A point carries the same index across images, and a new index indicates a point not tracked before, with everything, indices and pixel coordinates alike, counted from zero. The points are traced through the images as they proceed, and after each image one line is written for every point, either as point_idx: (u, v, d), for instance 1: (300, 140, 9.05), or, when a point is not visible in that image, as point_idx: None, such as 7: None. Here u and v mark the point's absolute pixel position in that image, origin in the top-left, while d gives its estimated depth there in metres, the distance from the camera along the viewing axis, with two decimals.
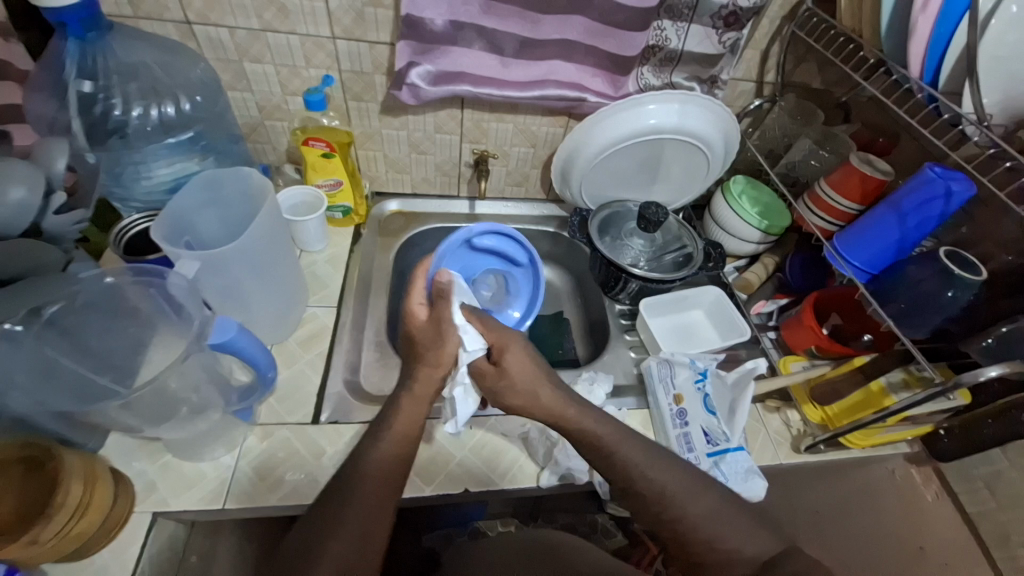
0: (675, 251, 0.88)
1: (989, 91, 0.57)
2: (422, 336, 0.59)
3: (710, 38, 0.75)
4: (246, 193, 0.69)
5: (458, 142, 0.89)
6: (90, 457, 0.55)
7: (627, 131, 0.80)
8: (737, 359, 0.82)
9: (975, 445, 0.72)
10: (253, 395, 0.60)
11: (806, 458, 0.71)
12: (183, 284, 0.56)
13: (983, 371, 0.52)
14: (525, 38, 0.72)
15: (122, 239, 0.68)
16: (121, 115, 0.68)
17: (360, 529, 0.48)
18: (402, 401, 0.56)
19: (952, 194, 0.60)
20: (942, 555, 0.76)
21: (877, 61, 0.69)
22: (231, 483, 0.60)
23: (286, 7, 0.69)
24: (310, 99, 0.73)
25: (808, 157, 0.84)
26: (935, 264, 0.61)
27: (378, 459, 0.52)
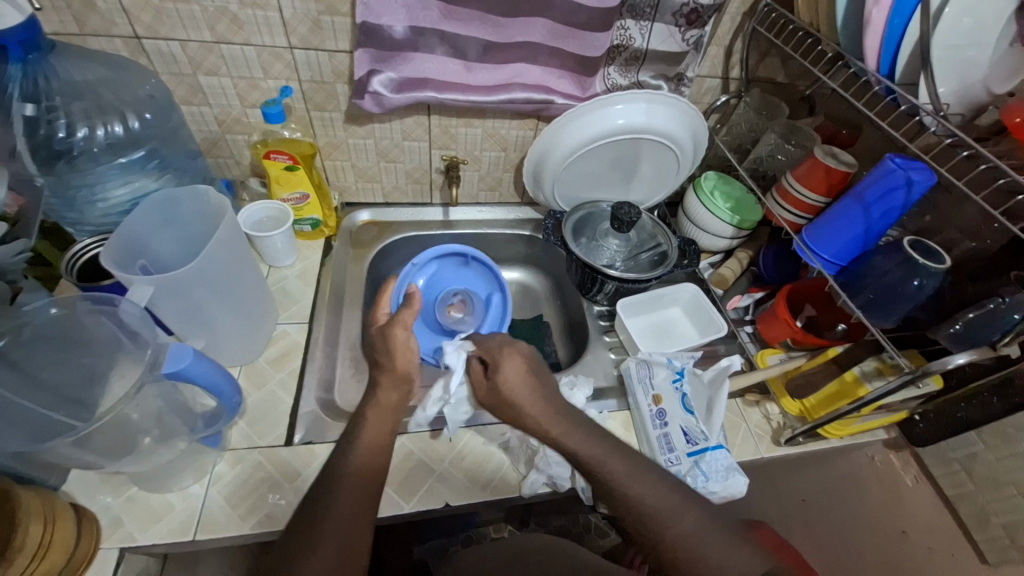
0: (650, 250, 0.87)
1: (944, 81, 0.58)
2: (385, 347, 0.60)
3: (673, 36, 0.75)
4: (204, 212, 0.67)
5: (428, 149, 0.88)
6: (49, 496, 0.52)
7: (593, 133, 0.80)
8: (715, 355, 0.82)
9: (951, 430, 0.73)
10: (218, 421, 0.58)
11: (785, 450, 0.72)
12: (136, 312, 0.54)
13: (952, 359, 0.53)
14: (488, 41, 0.72)
15: (75, 265, 0.65)
16: (67, 137, 0.65)
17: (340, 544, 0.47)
18: (385, 414, 0.57)
19: (913, 183, 0.60)
20: (925, 538, 0.75)
21: (835, 55, 0.70)
22: (201, 513, 0.58)
23: (238, 17, 0.67)
24: (268, 112, 0.71)
25: (774, 151, 0.84)
26: (900, 253, 0.62)
27: (354, 464, 0.53)
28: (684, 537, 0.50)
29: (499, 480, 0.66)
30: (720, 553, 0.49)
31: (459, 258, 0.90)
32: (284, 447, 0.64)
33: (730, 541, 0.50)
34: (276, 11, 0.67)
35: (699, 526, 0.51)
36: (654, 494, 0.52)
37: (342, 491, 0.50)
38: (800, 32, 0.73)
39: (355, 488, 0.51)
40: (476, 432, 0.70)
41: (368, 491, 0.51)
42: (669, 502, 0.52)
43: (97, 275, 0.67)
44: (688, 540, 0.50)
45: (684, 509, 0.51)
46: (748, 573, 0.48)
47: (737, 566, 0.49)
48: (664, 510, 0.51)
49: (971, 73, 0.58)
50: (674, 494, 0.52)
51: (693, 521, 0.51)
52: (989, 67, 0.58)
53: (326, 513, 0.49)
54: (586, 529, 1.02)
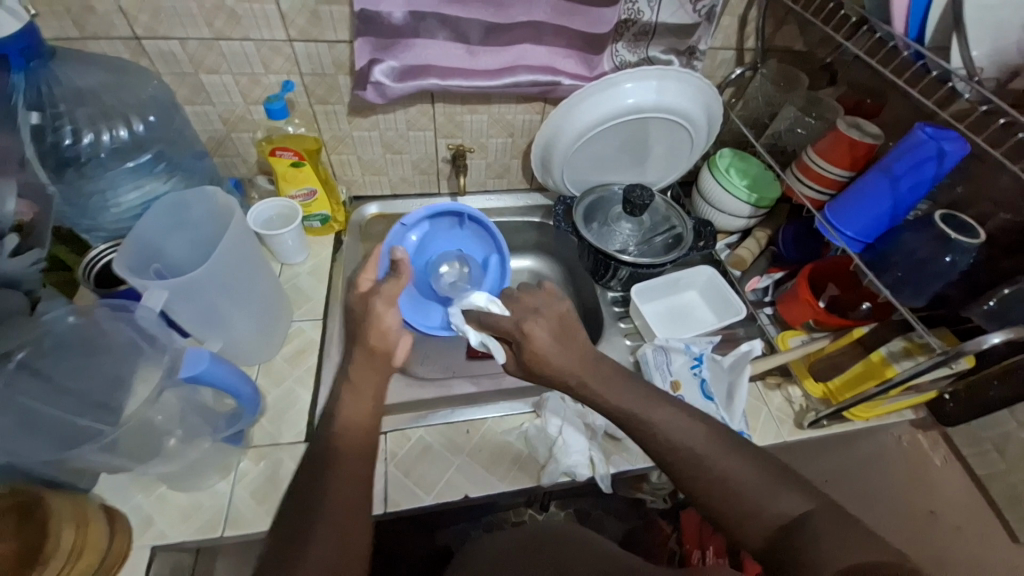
0: (664, 232, 0.85)
1: (979, 43, 0.54)
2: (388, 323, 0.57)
3: (683, 8, 0.72)
4: (211, 214, 0.67)
5: (434, 138, 0.86)
6: (81, 500, 0.54)
7: (603, 114, 0.77)
8: (734, 339, 0.81)
9: (984, 408, 0.69)
10: (239, 420, 0.59)
11: (809, 434, 0.70)
12: (153, 317, 0.54)
13: (987, 338, 0.50)
14: (491, 23, 0.69)
15: (91, 272, 0.67)
16: (74, 144, 0.65)
17: (340, 528, 0.45)
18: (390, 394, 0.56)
19: (944, 154, 0.57)
20: (955, 518, 0.75)
21: (859, 19, 0.65)
22: (227, 510, 0.59)
23: (236, 12, 0.66)
24: (271, 108, 0.70)
25: (793, 125, 0.80)
26: (931, 230, 0.59)
27: (351, 474, 0.49)
28: (723, 475, 0.47)
29: (518, 469, 0.66)
30: (761, 490, 0.46)
31: (456, 219, 0.85)
32: (305, 443, 0.65)
33: (776, 477, 0.47)
34: (273, 4, 0.65)
35: (736, 466, 0.48)
36: (690, 440, 0.50)
37: (329, 476, 0.48)
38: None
39: (341, 481, 0.48)
40: (493, 424, 0.70)
41: (362, 477, 0.49)
42: (708, 444, 0.49)
43: (111, 282, 0.68)
44: (727, 479, 0.47)
45: (717, 447, 0.49)
46: (789, 511, 0.45)
47: (780, 504, 0.45)
48: (704, 451, 0.49)
49: (1009, 33, 0.54)
50: (719, 441, 0.50)
51: (730, 464, 0.48)
52: None
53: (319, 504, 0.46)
54: (606, 511, 1.03)
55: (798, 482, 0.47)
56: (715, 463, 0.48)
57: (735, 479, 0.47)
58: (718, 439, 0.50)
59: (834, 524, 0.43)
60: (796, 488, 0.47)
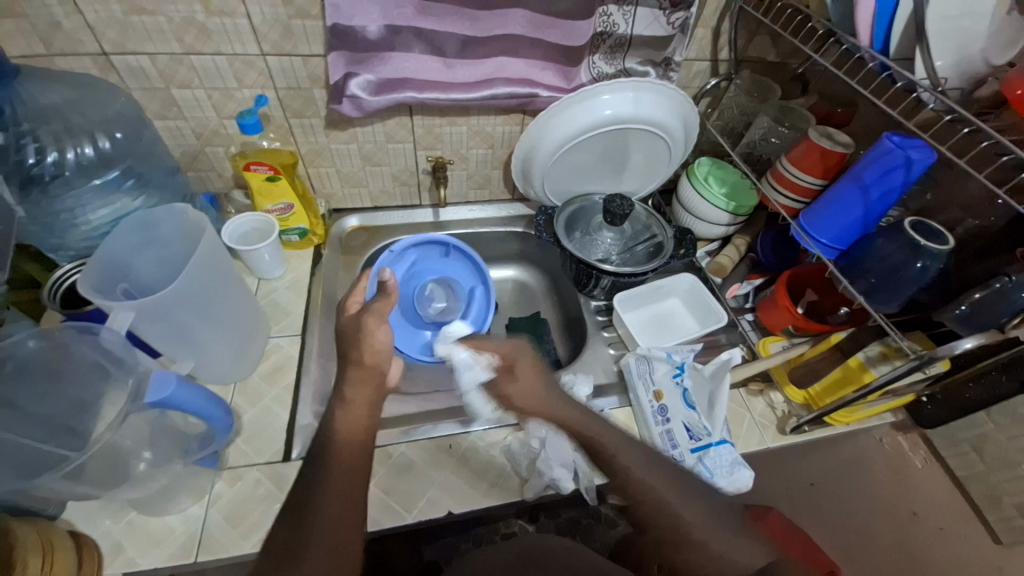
0: (645, 241, 0.86)
1: (941, 53, 0.55)
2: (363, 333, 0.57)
3: (658, 20, 0.72)
4: (183, 231, 0.65)
5: (413, 151, 0.86)
6: (45, 527, 0.52)
7: (581, 125, 0.77)
8: (716, 345, 0.81)
9: (960, 409, 0.72)
10: (212, 442, 0.57)
11: (792, 439, 0.71)
12: (117, 339, 0.53)
13: (959, 344, 0.51)
14: (466, 36, 0.69)
15: (57, 292, 0.65)
16: (38, 162, 0.64)
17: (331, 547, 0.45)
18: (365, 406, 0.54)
19: (912, 162, 0.58)
20: (936, 519, 0.75)
21: (826, 31, 0.67)
22: (201, 535, 0.57)
23: (207, 28, 0.65)
24: (244, 123, 0.69)
25: (768, 135, 0.81)
26: (902, 236, 0.60)
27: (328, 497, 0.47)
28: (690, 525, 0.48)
29: (502, 483, 0.65)
30: (726, 536, 0.47)
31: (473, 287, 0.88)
32: (282, 462, 0.63)
33: (735, 527, 0.48)
34: (244, 18, 0.65)
35: (699, 516, 0.48)
36: (657, 485, 0.51)
37: (302, 493, 0.47)
38: (789, 8, 0.70)
39: (337, 493, 0.48)
40: (476, 438, 0.70)
41: (357, 487, 0.49)
42: (675, 497, 0.50)
43: (78, 301, 0.66)
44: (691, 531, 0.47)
45: (684, 498, 0.50)
46: (752, 562, 0.45)
47: (743, 553, 0.46)
48: (671, 502, 0.49)
49: (970, 43, 0.55)
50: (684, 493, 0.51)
51: (695, 510, 0.49)
52: (987, 37, 0.55)
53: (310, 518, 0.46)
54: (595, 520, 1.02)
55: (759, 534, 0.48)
56: (681, 515, 0.48)
57: (696, 528, 0.47)
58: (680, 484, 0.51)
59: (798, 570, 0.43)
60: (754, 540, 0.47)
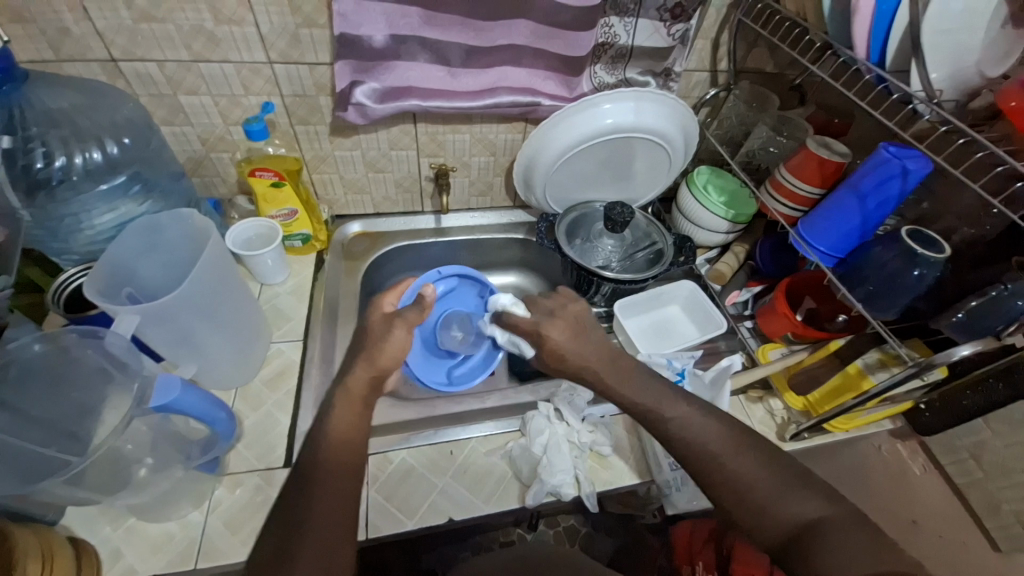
0: (645, 248, 0.87)
1: (936, 66, 0.56)
2: (366, 337, 0.57)
3: (658, 32, 0.74)
4: (188, 236, 0.66)
5: (416, 158, 0.87)
6: (45, 532, 0.51)
7: (583, 133, 0.78)
8: (716, 352, 0.82)
9: (958, 416, 0.71)
10: (214, 447, 0.57)
11: (791, 447, 0.71)
12: (122, 342, 0.53)
13: (957, 350, 0.51)
14: (471, 46, 0.70)
15: (61, 296, 0.65)
16: (45, 167, 0.64)
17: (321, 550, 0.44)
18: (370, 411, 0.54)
19: (908, 173, 0.59)
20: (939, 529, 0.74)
21: (823, 44, 0.68)
22: (201, 541, 0.57)
23: (215, 35, 0.66)
24: (250, 129, 0.70)
25: (767, 144, 0.83)
26: (899, 244, 0.61)
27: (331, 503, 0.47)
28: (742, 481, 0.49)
29: (502, 490, 0.65)
30: (777, 493, 0.48)
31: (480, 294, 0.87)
32: (283, 468, 0.63)
33: (792, 480, 0.49)
34: (253, 27, 0.66)
35: (750, 470, 0.50)
36: (705, 448, 0.52)
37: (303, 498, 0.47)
38: (787, 21, 0.73)
39: (331, 492, 0.47)
40: (477, 444, 0.70)
41: (350, 496, 0.48)
42: (730, 450, 0.51)
43: (83, 306, 0.67)
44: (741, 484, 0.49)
45: (740, 454, 0.51)
46: (804, 514, 0.47)
47: (798, 505, 0.47)
48: (723, 453, 0.51)
49: (964, 57, 0.57)
50: (732, 441, 0.52)
51: (742, 465, 0.50)
52: (982, 51, 0.57)
53: (302, 528, 0.45)
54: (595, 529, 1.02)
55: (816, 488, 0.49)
56: (735, 468, 0.50)
57: (753, 481, 0.49)
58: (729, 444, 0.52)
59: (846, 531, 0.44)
60: (813, 494, 0.48)
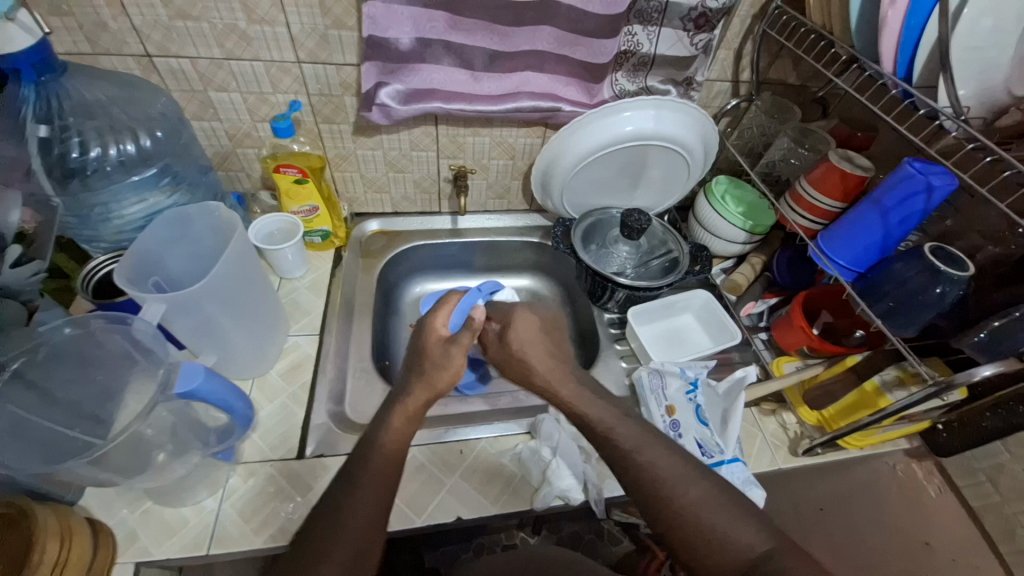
0: (661, 256, 0.86)
1: (965, 82, 0.56)
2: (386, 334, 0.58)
3: (681, 41, 0.74)
4: (213, 228, 0.68)
5: (436, 159, 0.88)
6: (65, 513, 0.53)
7: (603, 139, 0.78)
8: (730, 362, 0.81)
9: (974, 439, 0.71)
10: (231, 435, 0.59)
11: (803, 461, 0.70)
12: (150, 330, 0.54)
13: (978, 371, 0.51)
14: (495, 51, 0.71)
15: (90, 282, 0.67)
16: (80, 156, 0.66)
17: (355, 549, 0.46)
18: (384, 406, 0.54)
19: (933, 188, 0.58)
20: (949, 549, 0.73)
21: (849, 57, 0.68)
22: (214, 527, 0.58)
23: (246, 34, 0.67)
24: (277, 126, 0.72)
25: (787, 155, 0.82)
26: (921, 261, 0.60)
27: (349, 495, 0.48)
28: (695, 505, 0.48)
29: (509, 492, 0.65)
30: (729, 518, 0.47)
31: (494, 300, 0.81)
32: (296, 460, 0.64)
33: (740, 509, 0.48)
34: (284, 27, 0.67)
35: (703, 494, 0.48)
36: (666, 469, 0.50)
37: None
38: (813, 35, 0.72)
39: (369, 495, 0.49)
40: (487, 444, 0.70)
41: (385, 494, 0.49)
42: (673, 472, 0.50)
43: (110, 293, 0.69)
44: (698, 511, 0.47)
45: (689, 478, 0.49)
46: (751, 547, 0.45)
47: (744, 535, 0.46)
48: (671, 478, 0.49)
49: (994, 73, 0.56)
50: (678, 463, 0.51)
51: (701, 492, 0.48)
52: (1011, 68, 0.56)
53: (342, 526, 0.46)
54: (599, 536, 1.02)
55: (762, 518, 0.47)
56: (685, 491, 0.48)
57: (706, 509, 0.47)
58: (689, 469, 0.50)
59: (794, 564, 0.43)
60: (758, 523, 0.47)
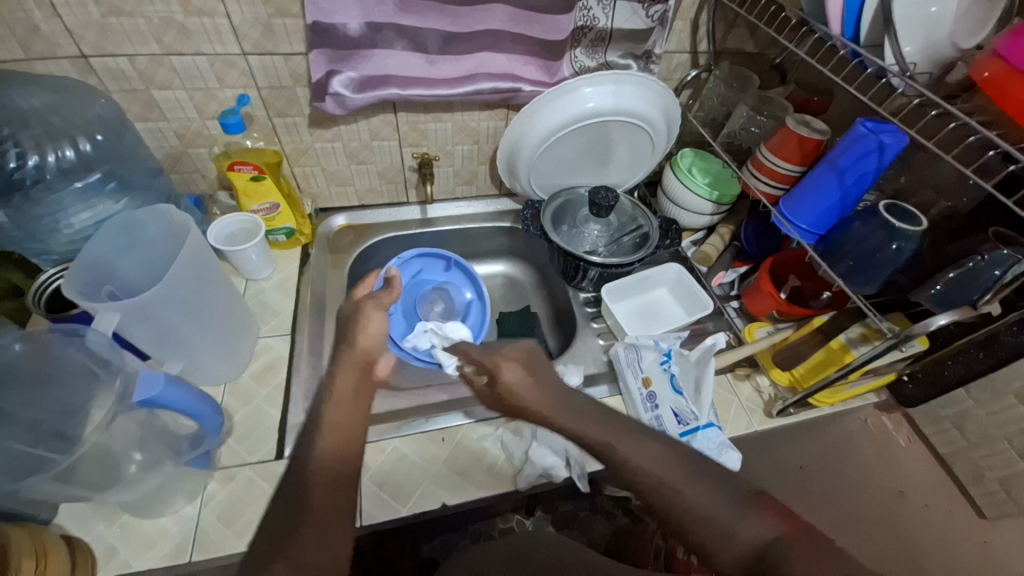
0: (631, 232, 0.87)
1: (909, 39, 0.57)
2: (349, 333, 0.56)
3: (637, 13, 0.73)
4: (167, 233, 0.65)
5: (398, 148, 0.86)
6: (38, 532, 0.51)
7: (564, 119, 0.78)
8: (704, 332, 0.83)
9: (940, 387, 0.74)
10: (204, 442, 0.58)
11: (778, 422, 0.72)
12: (104, 340, 0.53)
13: (934, 320, 0.52)
14: (448, 32, 0.70)
15: (42, 297, 0.65)
16: (17, 165, 0.63)
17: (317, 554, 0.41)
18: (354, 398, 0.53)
19: (884, 147, 0.59)
20: (923, 496, 0.75)
21: (799, 21, 0.68)
22: (196, 535, 0.57)
23: (185, 26, 0.64)
24: (226, 122, 0.69)
25: (747, 124, 0.83)
26: (876, 219, 0.61)
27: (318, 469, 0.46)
28: (690, 505, 0.46)
29: (494, 475, 0.66)
30: (730, 513, 0.45)
31: (443, 261, 0.91)
32: (275, 461, 0.64)
33: (745, 502, 0.46)
34: (224, 17, 0.64)
35: (703, 491, 0.47)
36: (656, 466, 0.49)
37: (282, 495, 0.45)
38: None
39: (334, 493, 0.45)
40: (468, 431, 0.70)
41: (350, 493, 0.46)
42: (671, 470, 0.48)
43: (65, 305, 0.66)
44: (698, 505, 0.46)
45: (682, 473, 0.48)
46: (759, 538, 0.43)
47: (749, 528, 0.44)
48: (668, 476, 0.48)
49: (937, 29, 0.57)
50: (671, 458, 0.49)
51: (695, 492, 0.47)
52: (953, 22, 0.57)
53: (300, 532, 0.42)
54: (591, 513, 1.03)
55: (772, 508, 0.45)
56: (683, 490, 0.47)
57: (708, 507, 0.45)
58: (685, 466, 0.49)
59: (803, 553, 0.41)
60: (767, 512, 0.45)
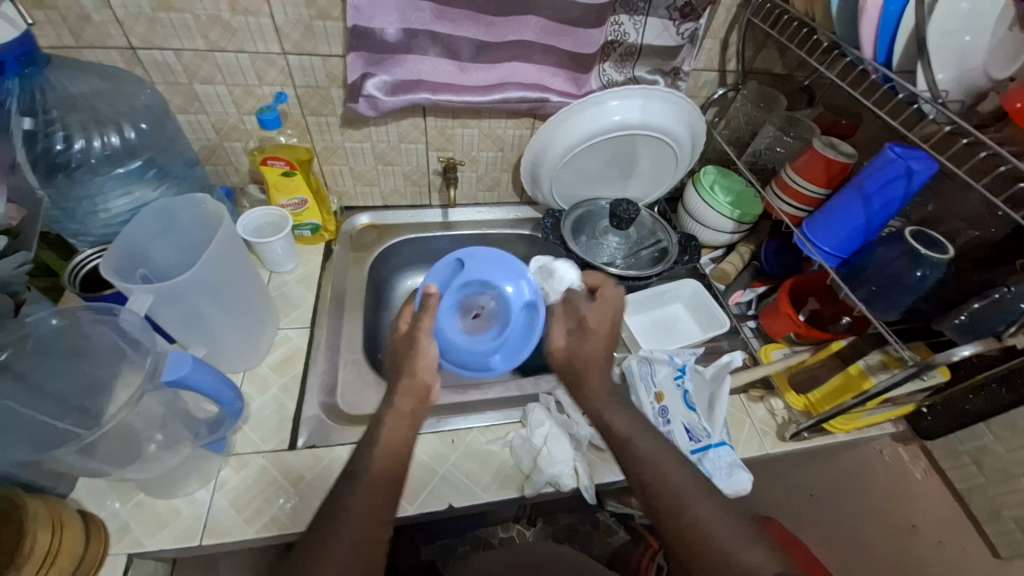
0: (650, 246, 0.87)
1: (942, 67, 0.56)
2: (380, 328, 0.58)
3: (667, 31, 0.74)
4: (199, 220, 0.67)
5: (425, 151, 0.88)
6: (57, 504, 0.53)
7: (590, 130, 0.79)
8: (719, 350, 0.82)
9: (958, 423, 0.70)
10: (221, 425, 0.59)
11: (791, 446, 0.71)
12: (136, 321, 0.54)
13: (958, 350, 0.51)
14: (481, 41, 0.71)
15: (78, 275, 0.67)
16: (64, 149, 0.66)
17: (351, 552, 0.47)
18: None
19: (913, 173, 0.59)
20: (936, 532, 0.73)
21: (831, 44, 0.69)
22: (207, 518, 0.58)
23: (230, 25, 0.67)
24: (264, 118, 0.71)
25: (774, 144, 0.83)
26: (902, 245, 0.61)
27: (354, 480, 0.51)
28: (694, 522, 0.49)
29: (502, 480, 0.66)
30: (735, 540, 0.47)
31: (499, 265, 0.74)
32: (287, 451, 0.65)
33: (748, 532, 0.48)
34: (268, 18, 0.67)
35: (711, 508, 0.50)
36: (666, 485, 0.52)
37: None
38: (795, 21, 0.73)
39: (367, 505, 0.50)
40: (478, 433, 0.70)
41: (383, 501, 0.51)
42: (687, 488, 0.51)
43: (97, 286, 0.69)
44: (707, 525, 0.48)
45: (693, 491, 0.51)
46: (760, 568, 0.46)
47: (751, 557, 0.46)
48: (684, 493, 0.51)
49: (971, 58, 0.57)
50: (689, 479, 0.52)
51: (708, 512, 0.49)
52: (989, 52, 0.56)
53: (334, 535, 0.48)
54: (595, 527, 1.02)
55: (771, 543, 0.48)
56: (692, 508, 0.50)
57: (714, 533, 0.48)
58: (698, 485, 0.51)
59: None
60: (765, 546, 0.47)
